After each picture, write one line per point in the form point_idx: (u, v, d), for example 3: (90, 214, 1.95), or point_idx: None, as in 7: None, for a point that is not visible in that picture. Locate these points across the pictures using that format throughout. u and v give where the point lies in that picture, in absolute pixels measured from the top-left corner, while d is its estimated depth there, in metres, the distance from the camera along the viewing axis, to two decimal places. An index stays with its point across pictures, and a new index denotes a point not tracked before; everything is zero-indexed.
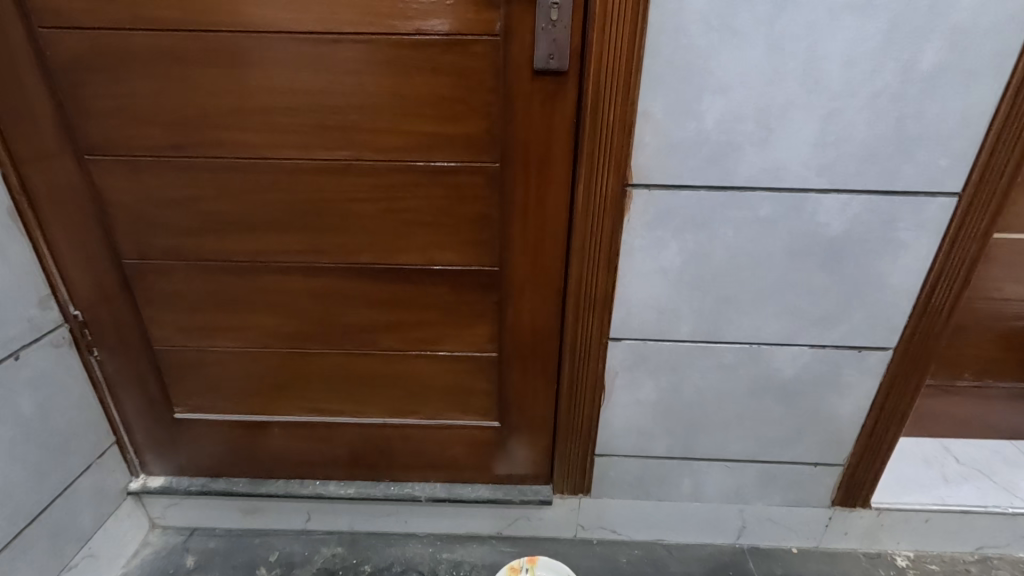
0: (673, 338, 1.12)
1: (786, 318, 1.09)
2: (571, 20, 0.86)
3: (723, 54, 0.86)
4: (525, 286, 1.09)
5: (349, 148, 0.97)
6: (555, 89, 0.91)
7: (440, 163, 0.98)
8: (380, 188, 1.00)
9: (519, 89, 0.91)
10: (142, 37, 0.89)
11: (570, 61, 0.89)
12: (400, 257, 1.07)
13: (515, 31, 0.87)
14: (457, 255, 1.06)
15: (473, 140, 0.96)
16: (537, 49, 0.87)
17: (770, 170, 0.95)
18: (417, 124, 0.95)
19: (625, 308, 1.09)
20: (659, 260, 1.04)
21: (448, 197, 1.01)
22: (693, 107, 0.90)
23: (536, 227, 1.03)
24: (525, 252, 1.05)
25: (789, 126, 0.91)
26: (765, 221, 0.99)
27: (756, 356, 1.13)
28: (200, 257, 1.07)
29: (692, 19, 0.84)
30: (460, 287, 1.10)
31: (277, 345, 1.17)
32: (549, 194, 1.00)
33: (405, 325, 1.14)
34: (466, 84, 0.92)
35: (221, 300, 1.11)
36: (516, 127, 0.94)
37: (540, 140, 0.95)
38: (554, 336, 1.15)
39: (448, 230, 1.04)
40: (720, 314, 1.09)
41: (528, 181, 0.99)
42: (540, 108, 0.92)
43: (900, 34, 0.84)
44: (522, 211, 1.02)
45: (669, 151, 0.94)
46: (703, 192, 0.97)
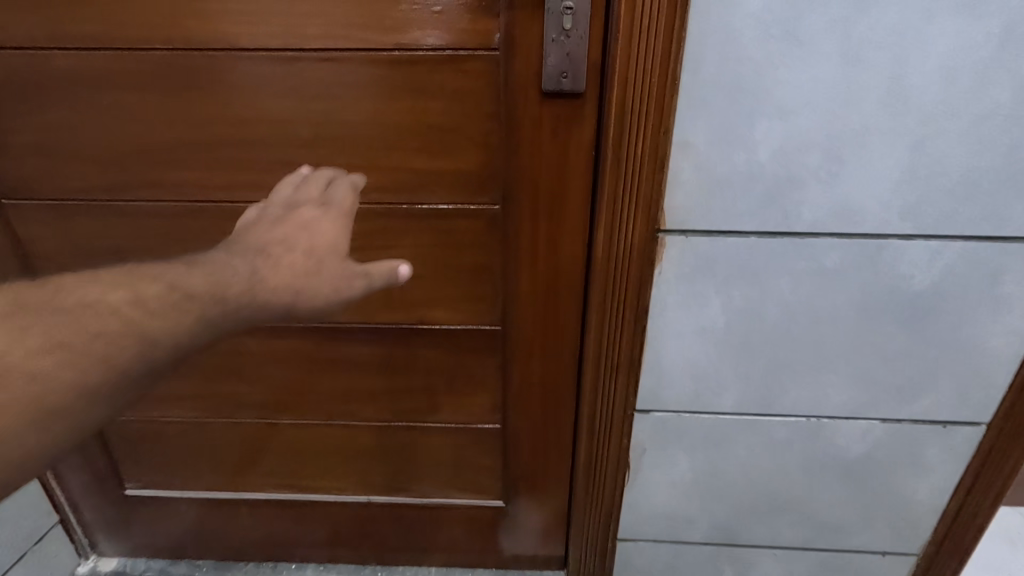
0: (713, 409, 0.93)
1: (854, 387, 0.89)
2: (590, 29, 0.68)
3: (785, 69, 0.68)
4: (533, 349, 0.90)
5: None
6: (570, 115, 0.73)
7: (430, 205, 0.80)
8: (357, 236, 0.83)
9: (524, 116, 0.73)
10: (63, 60, 0.73)
11: (589, 80, 0.71)
12: (384, 316, 0.89)
13: (518, 43, 0.69)
14: (453, 313, 0.88)
15: (468, 178, 0.78)
16: (547, 65, 0.69)
17: (841, 212, 0.76)
18: (401, 159, 0.78)
19: (655, 375, 0.90)
20: (699, 320, 0.85)
21: (440, 245, 0.83)
22: (746, 136, 0.71)
23: (547, 281, 0.84)
24: (534, 309, 0.87)
25: (867, 158, 0.72)
26: (831, 273, 0.80)
27: (815, 430, 0.93)
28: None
29: (747, 25, 0.66)
30: (457, 350, 0.91)
31: (242, 415, 0.99)
32: (562, 240, 0.81)
33: (392, 393, 0.96)
34: (458, 111, 0.74)
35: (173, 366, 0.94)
36: (522, 163, 0.76)
37: (552, 177, 0.77)
38: (570, 406, 0.96)
39: (440, 283, 0.86)
40: (773, 382, 0.89)
41: (536, 227, 0.80)
42: (550, 139, 0.74)
43: (1018, 41, 0.65)
44: (530, 262, 0.83)
45: (713, 190, 0.75)
46: (754, 239, 0.78)
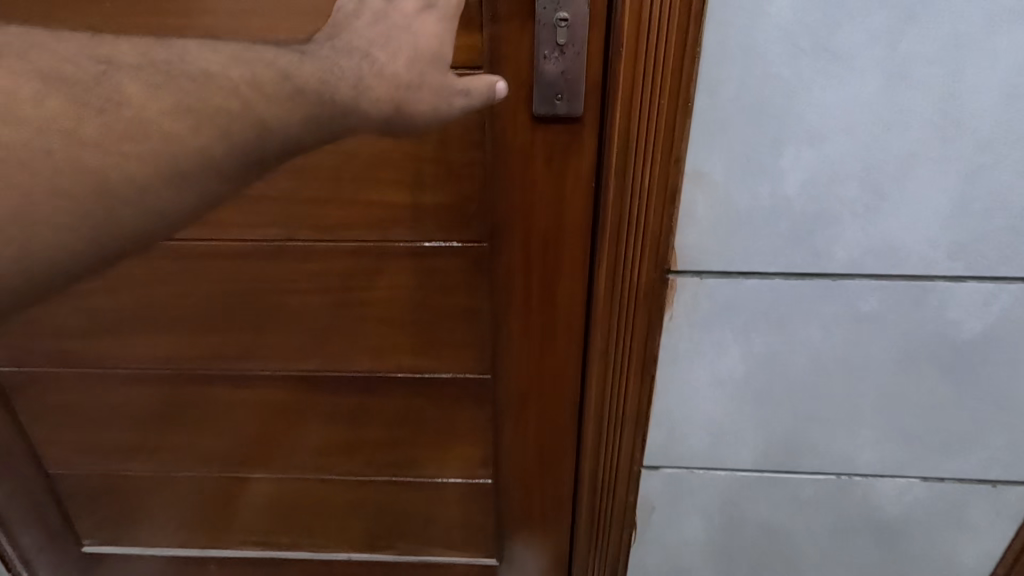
0: (730, 465, 0.82)
1: (891, 442, 0.78)
2: (587, 44, 0.58)
3: (817, 89, 0.58)
4: (527, 399, 0.80)
5: (279, 226, 0.71)
6: (566, 142, 0.63)
7: (409, 241, 0.71)
8: (328, 275, 0.74)
9: (512, 143, 0.63)
10: None
11: (588, 102, 0.61)
12: (360, 361, 0.80)
13: (505, 60, 0.60)
14: (437, 359, 0.79)
15: (452, 212, 0.69)
16: (538, 85, 0.60)
17: (879, 250, 0.65)
18: (374, 191, 0.68)
19: (665, 428, 0.80)
20: (715, 369, 0.75)
21: (422, 286, 0.74)
22: (770, 165, 0.62)
23: (541, 327, 0.74)
24: (527, 357, 0.77)
25: (911, 189, 0.62)
26: (867, 318, 0.70)
27: (846, 489, 0.83)
28: (94, 364, 0.81)
29: (773, 38, 0.56)
30: (442, 399, 0.82)
31: (206, 468, 0.90)
32: (559, 282, 0.71)
33: (372, 445, 0.86)
34: (438, 137, 0.65)
35: (127, 415, 0.85)
36: (511, 196, 0.66)
37: (545, 212, 0.67)
38: (570, 461, 0.85)
39: (421, 327, 0.77)
40: (798, 437, 0.79)
41: (528, 267, 0.70)
42: (543, 169, 0.64)
43: None
44: (522, 305, 0.73)
45: (731, 226, 0.65)
46: (780, 281, 0.68)
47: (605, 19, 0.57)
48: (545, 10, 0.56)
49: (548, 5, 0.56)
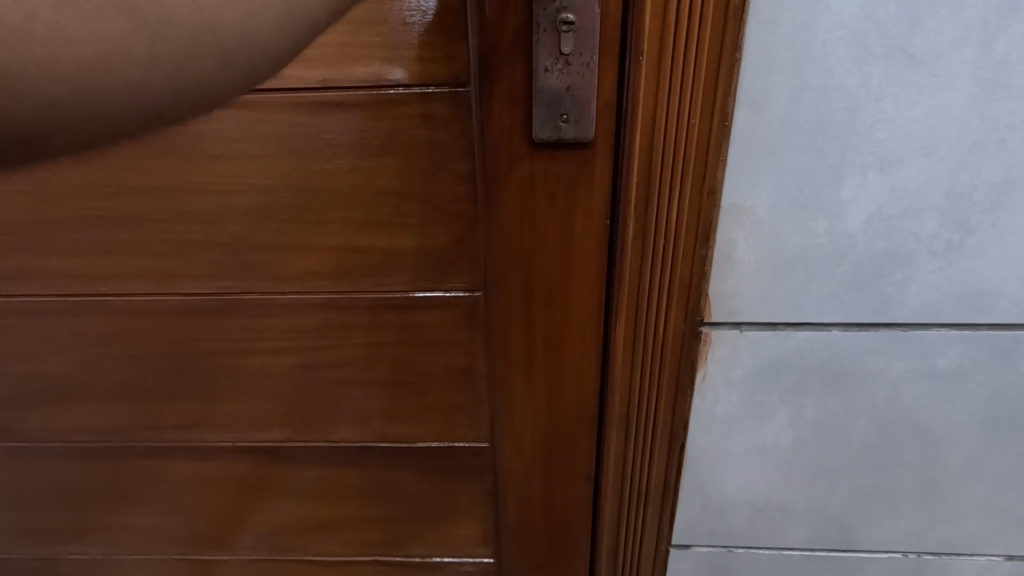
0: (775, 544, 0.69)
1: (969, 517, 0.65)
2: (599, 53, 0.47)
3: (890, 99, 0.46)
4: (532, 471, 0.67)
5: (231, 277, 0.60)
6: (573, 173, 0.51)
7: (388, 292, 0.60)
8: (296, 332, 0.63)
9: (509, 176, 0.52)
10: None
11: (600, 124, 0.49)
12: (337, 428, 0.68)
13: (496, 76, 0.48)
14: (426, 425, 0.67)
15: (438, 257, 0.58)
16: (538, 107, 0.48)
17: (962, 295, 0.53)
18: (346, 233, 0.57)
19: (697, 502, 0.67)
20: (757, 436, 0.62)
21: (406, 343, 0.63)
22: (828, 195, 0.50)
23: (547, 390, 0.62)
24: (531, 423, 0.64)
25: (1006, 222, 0.50)
26: (944, 375, 0.57)
27: (914, 569, 0.70)
28: (31, 438, 0.71)
29: (835, 38, 0.44)
30: (434, 469, 0.70)
31: (165, 550, 0.78)
32: (568, 337, 0.59)
33: (352, 522, 0.74)
34: (420, 169, 0.55)
35: (72, 491, 0.74)
36: (509, 238, 0.54)
37: (550, 256, 0.55)
38: (585, 541, 0.72)
39: (405, 388, 0.65)
40: (858, 511, 0.66)
41: (530, 322, 0.58)
42: (547, 205, 0.53)
43: None
44: (524, 364, 0.61)
45: (779, 269, 0.53)
46: (837, 332, 0.56)
47: (620, 22, 0.46)
48: (544, 14, 0.45)
49: (548, 4, 0.45)
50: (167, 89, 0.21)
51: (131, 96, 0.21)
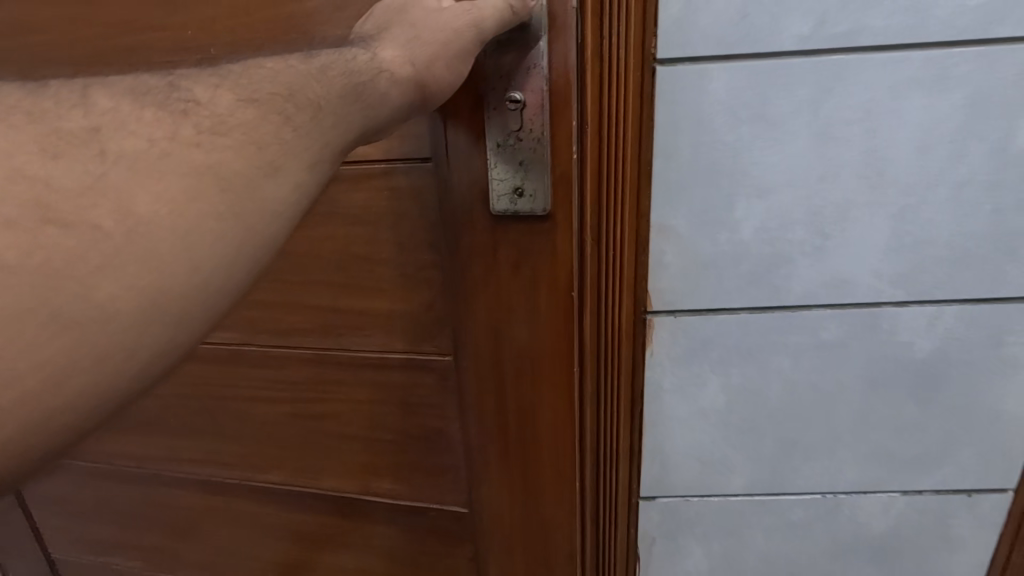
0: (722, 492, 0.86)
1: (869, 461, 0.83)
2: (550, 129, 0.65)
3: (757, 148, 0.67)
4: (514, 462, 0.81)
5: (278, 316, 0.82)
6: (536, 239, 0.70)
7: (370, 350, 0.81)
8: (299, 386, 0.85)
9: (474, 247, 0.71)
10: None
11: (555, 182, 0.67)
12: (325, 476, 0.89)
13: (466, 153, 0.67)
14: (420, 426, 0.84)
15: (411, 318, 0.78)
16: (502, 177, 0.67)
17: (831, 283, 0.73)
18: (330, 296, 0.79)
19: (659, 460, 0.85)
20: (697, 401, 0.81)
21: (377, 399, 0.84)
22: (724, 215, 0.70)
23: (519, 415, 0.79)
24: (512, 420, 0.79)
25: (850, 229, 0.70)
26: (830, 345, 0.76)
27: (833, 508, 0.87)
28: (147, 445, 0.95)
29: (715, 109, 0.66)
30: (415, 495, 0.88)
31: (231, 530, 0.98)
32: (541, 349, 0.74)
33: (367, 511, 0.90)
34: (390, 238, 0.75)
35: (154, 487, 0.98)
36: (483, 292, 0.73)
37: (518, 286, 0.72)
38: (564, 527, 0.84)
39: (403, 394, 0.83)
40: (784, 461, 0.84)
41: (508, 356, 0.76)
42: (513, 271, 0.71)
43: (987, 110, 0.65)
44: (503, 371, 0.76)
45: (697, 269, 0.73)
46: (745, 315, 0.75)
47: (556, 109, 0.64)
48: (499, 100, 0.64)
49: (501, 94, 0.64)
50: (139, 339, 0.39)
51: (126, 353, 0.39)
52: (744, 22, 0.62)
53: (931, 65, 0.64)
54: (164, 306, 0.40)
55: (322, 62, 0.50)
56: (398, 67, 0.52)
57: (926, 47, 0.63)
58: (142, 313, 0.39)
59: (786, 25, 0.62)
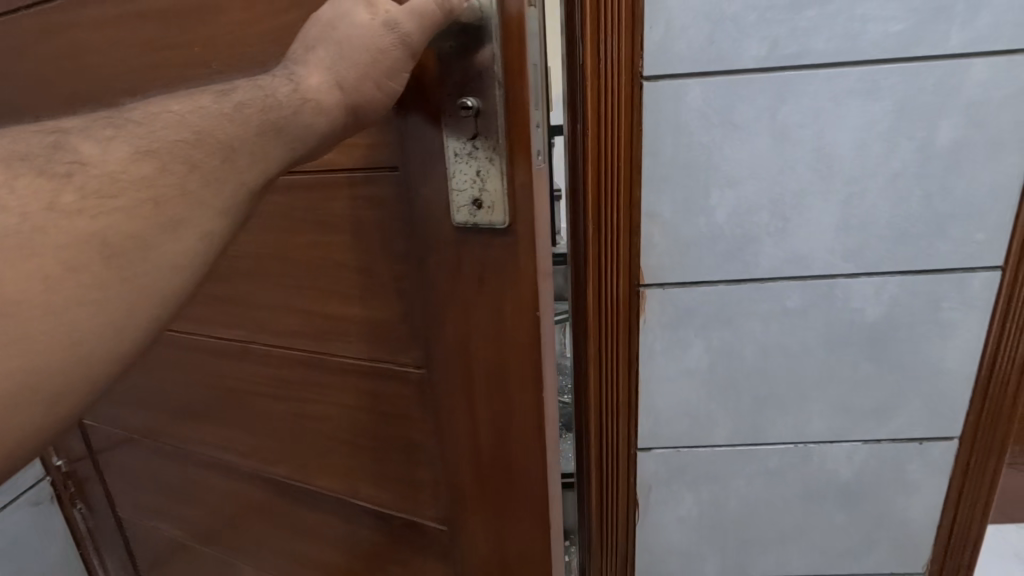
0: (708, 443, 1.00)
1: (832, 413, 0.98)
2: (504, 139, 0.50)
3: (727, 147, 0.82)
4: (487, 514, 0.66)
5: (247, 327, 0.74)
6: (499, 257, 0.54)
7: (352, 357, 0.68)
8: (287, 384, 0.74)
9: (440, 259, 0.58)
10: None
11: (513, 201, 0.52)
12: (318, 476, 0.77)
13: (422, 159, 0.55)
14: (390, 463, 0.72)
15: (379, 331, 0.65)
16: (457, 186, 0.53)
17: (792, 258, 0.88)
18: (301, 306, 0.68)
19: (652, 415, 0.99)
20: (683, 362, 0.95)
21: (365, 409, 0.70)
22: (701, 202, 0.85)
23: (494, 461, 0.63)
24: (482, 468, 0.64)
25: (806, 214, 0.85)
26: (794, 312, 0.91)
27: (805, 457, 1.01)
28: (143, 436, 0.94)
29: (691, 116, 0.81)
30: (389, 526, 0.76)
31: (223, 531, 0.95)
32: (510, 386, 0.59)
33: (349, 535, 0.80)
34: (352, 245, 0.63)
35: (159, 476, 0.97)
36: (447, 318, 0.60)
37: (481, 309, 0.57)
38: None
39: (371, 428, 0.71)
40: (759, 415, 0.98)
41: (474, 400, 0.62)
42: (478, 290, 0.57)
43: (912, 114, 0.80)
44: (471, 410, 0.62)
45: (680, 249, 0.88)
46: (722, 287, 0.90)
47: (512, 119, 0.49)
48: (452, 107, 0.50)
49: (452, 93, 0.50)
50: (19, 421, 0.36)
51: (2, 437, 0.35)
52: (711, 47, 0.78)
53: (864, 79, 0.79)
54: (47, 384, 0.36)
55: (239, 100, 0.44)
56: (325, 95, 0.46)
57: (858, 65, 0.78)
58: (22, 393, 0.35)
59: (745, 49, 0.78)
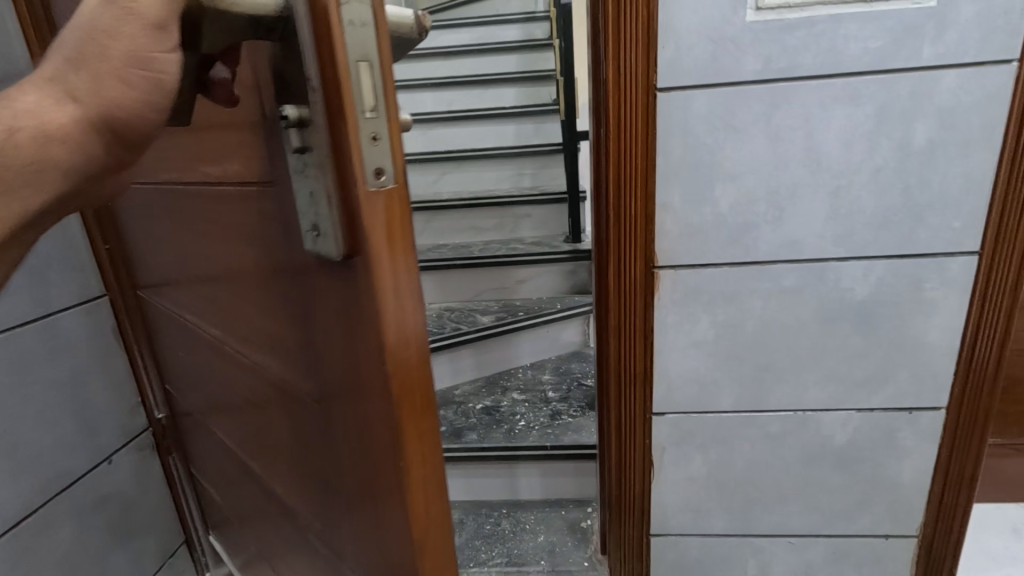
0: (715, 409, 1.14)
1: (827, 382, 1.10)
2: (325, 152, 0.37)
3: (729, 147, 0.97)
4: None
5: (222, 325, 0.76)
6: (348, 293, 0.43)
7: (274, 371, 0.64)
8: (251, 385, 0.74)
9: (311, 285, 0.49)
10: (136, 210, 0.92)
11: (341, 230, 0.39)
12: (282, 479, 0.76)
13: (282, 171, 0.46)
14: (314, 490, 0.66)
15: (285, 351, 0.59)
16: (301, 204, 0.43)
17: (788, 244, 1.01)
18: (245, 317, 0.66)
19: (665, 382, 1.13)
20: (692, 334, 1.09)
21: (292, 429, 0.65)
22: (707, 194, 1.00)
23: (372, 524, 0.52)
24: (366, 528, 0.54)
25: (799, 205, 0.99)
26: (791, 290, 1.04)
27: (803, 423, 1.13)
28: (195, 407, 1.06)
29: (696, 121, 0.96)
30: (325, 554, 0.70)
31: (243, 510, 1.03)
32: (373, 447, 0.48)
33: (304, 549, 0.78)
34: (257, 259, 0.58)
35: (207, 446, 1.09)
36: (324, 351, 0.51)
37: (343, 350, 0.47)
38: None
39: (298, 449, 0.66)
40: (761, 383, 1.11)
41: (353, 454, 0.52)
42: (340, 331, 0.46)
43: (890, 117, 0.93)
44: (351, 460, 0.53)
45: (690, 234, 1.02)
46: (726, 268, 1.04)
47: (327, 129, 0.37)
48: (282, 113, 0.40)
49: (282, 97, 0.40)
50: None
51: None
52: (714, 63, 0.93)
53: (847, 89, 0.92)
54: None
55: None
56: (51, 113, 0.44)
57: (842, 76, 0.92)
58: None
59: (744, 64, 0.92)
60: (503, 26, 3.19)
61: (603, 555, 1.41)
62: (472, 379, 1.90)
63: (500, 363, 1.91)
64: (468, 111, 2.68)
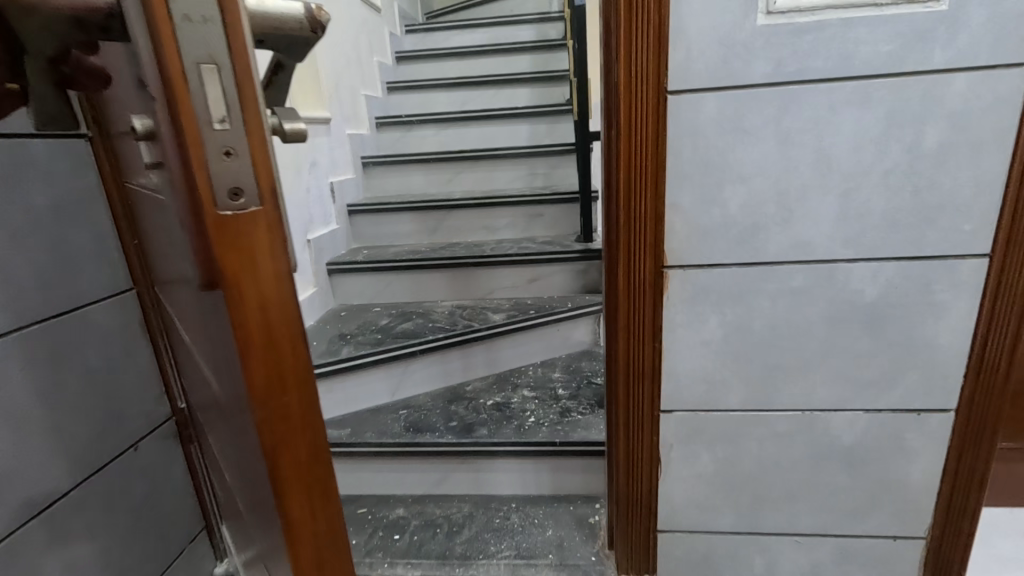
0: (723, 407, 1.15)
1: (835, 383, 1.11)
2: (172, 171, 0.36)
3: (738, 149, 0.98)
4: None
5: (181, 319, 0.78)
6: (217, 313, 0.42)
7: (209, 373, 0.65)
8: (202, 383, 0.76)
9: (204, 297, 0.49)
10: (142, 208, 0.99)
11: (195, 252, 0.38)
12: (232, 474, 0.78)
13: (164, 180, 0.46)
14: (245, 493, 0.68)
15: (209, 356, 0.60)
16: (176, 219, 0.43)
17: (797, 245, 1.03)
18: (186, 319, 0.68)
19: (673, 380, 1.15)
20: (701, 333, 1.11)
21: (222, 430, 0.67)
22: (716, 195, 1.01)
23: (270, 538, 0.53)
24: (269, 540, 0.55)
25: (808, 206, 1.00)
26: (799, 290, 1.05)
27: (811, 423, 1.14)
28: (197, 403, 1.11)
29: (707, 123, 0.98)
30: (260, 551, 0.72)
31: (231, 504, 1.07)
32: (256, 465, 0.48)
33: (251, 540, 0.81)
34: (180, 265, 0.58)
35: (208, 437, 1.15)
36: (224, 364, 0.51)
37: (229, 368, 0.47)
38: None
39: (231, 451, 0.68)
40: (768, 382, 1.12)
41: (251, 468, 0.52)
42: (224, 348, 0.46)
43: (901, 120, 0.94)
44: (252, 471, 0.53)
45: (699, 234, 1.04)
46: (735, 269, 1.06)
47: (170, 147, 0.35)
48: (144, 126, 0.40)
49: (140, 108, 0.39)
50: None
51: None
52: (725, 66, 0.94)
53: (858, 91, 0.93)
54: None
55: None
56: None
57: (852, 79, 0.93)
58: None
59: (754, 67, 0.94)
60: (519, 27, 3.22)
61: (610, 550, 1.43)
62: (483, 376, 1.92)
63: (511, 360, 1.94)
64: (482, 111, 2.71)
